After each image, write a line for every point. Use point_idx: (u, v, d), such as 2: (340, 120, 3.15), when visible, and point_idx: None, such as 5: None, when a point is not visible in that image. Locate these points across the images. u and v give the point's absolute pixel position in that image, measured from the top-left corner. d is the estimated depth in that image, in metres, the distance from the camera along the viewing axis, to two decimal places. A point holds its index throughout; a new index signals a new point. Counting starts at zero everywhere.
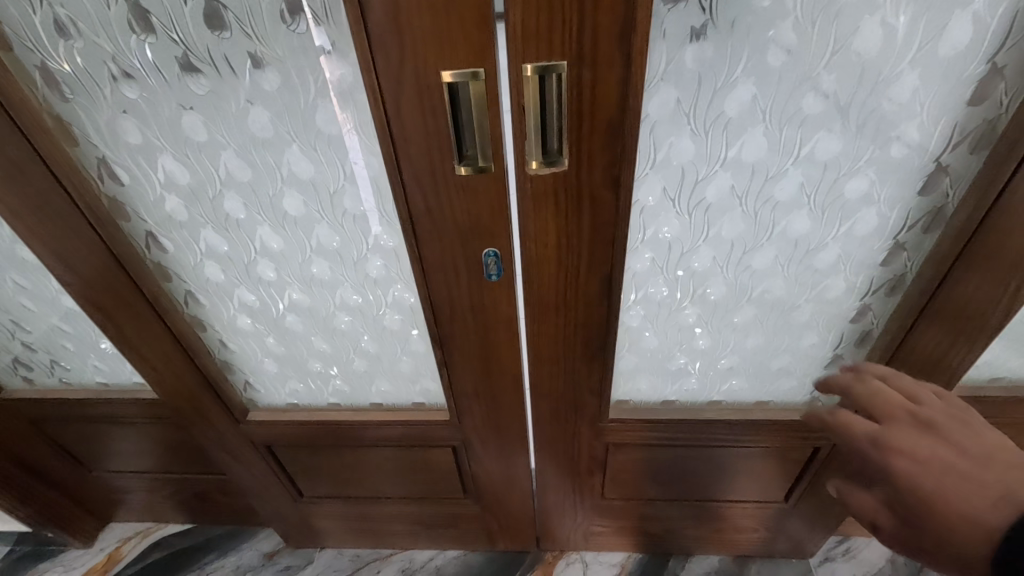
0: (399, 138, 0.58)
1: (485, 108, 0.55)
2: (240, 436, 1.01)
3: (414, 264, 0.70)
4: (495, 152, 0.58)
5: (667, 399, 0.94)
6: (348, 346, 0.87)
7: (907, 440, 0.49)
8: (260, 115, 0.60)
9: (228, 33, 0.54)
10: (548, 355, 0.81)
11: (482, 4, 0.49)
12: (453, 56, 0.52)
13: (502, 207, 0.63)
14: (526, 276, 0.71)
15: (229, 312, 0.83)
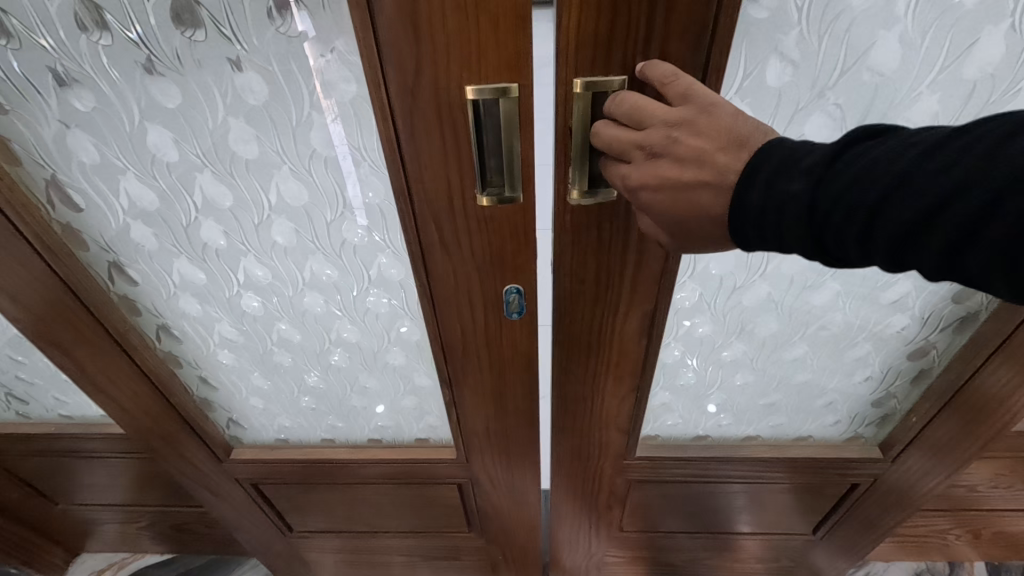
0: (411, 162, 0.49)
1: (517, 130, 0.46)
2: (223, 474, 0.91)
3: (422, 301, 0.62)
4: (524, 179, 0.49)
5: (699, 435, 0.86)
6: (344, 383, 0.78)
7: (659, 169, 0.40)
8: (242, 131, 0.50)
9: (200, 34, 0.44)
10: (574, 395, 0.73)
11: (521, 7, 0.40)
12: (480, 68, 0.43)
13: (530, 241, 0.55)
14: (557, 315, 0.62)
15: (208, 347, 0.73)
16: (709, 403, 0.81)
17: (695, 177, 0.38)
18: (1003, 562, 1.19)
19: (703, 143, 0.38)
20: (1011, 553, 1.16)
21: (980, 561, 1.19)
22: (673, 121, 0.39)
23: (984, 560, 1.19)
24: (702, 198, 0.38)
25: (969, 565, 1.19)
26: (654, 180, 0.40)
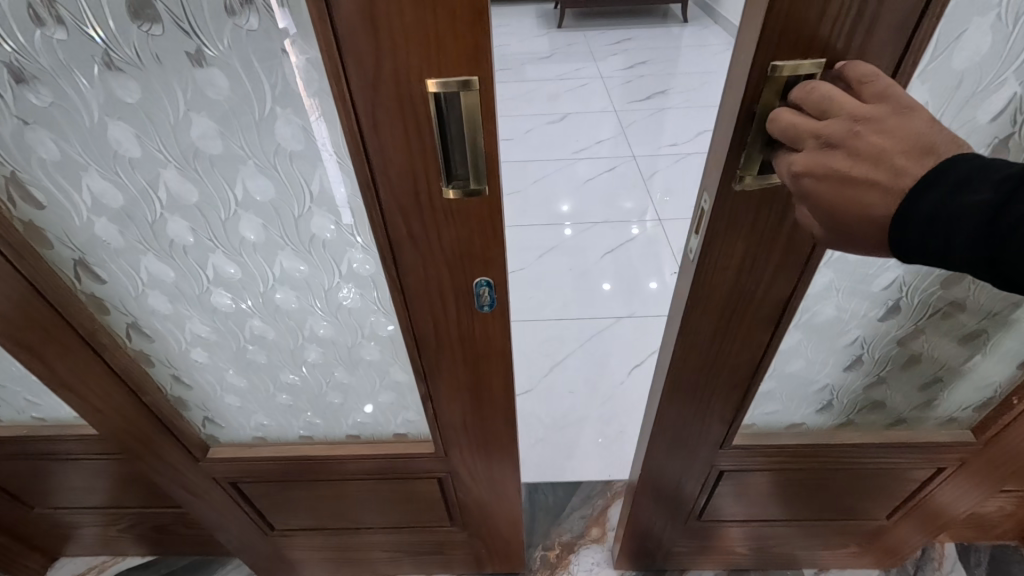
0: (376, 156, 0.49)
1: (478, 123, 0.46)
2: (199, 473, 0.91)
3: (395, 296, 0.62)
4: (488, 171, 0.50)
5: (795, 423, 0.88)
6: (321, 379, 0.78)
7: (830, 160, 0.40)
8: (205, 127, 0.50)
9: (159, 28, 0.44)
10: (690, 386, 0.74)
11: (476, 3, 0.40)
12: (442, 62, 0.43)
13: (498, 234, 0.55)
14: (689, 303, 0.63)
15: (180, 346, 0.73)
16: (812, 387, 0.82)
17: (865, 174, 0.38)
18: (972, 543, 1.23)
19: (885, 141, 0.38)
20: (981, 533, 1.20)
21: (950, 542, 1.23)
22: (858, 115, 0.39)
23: (955, 541, 1.22)
24: (867, 197, 0.38)
25: (940, 547, 1.23)
26: (817, 169, 0.41)
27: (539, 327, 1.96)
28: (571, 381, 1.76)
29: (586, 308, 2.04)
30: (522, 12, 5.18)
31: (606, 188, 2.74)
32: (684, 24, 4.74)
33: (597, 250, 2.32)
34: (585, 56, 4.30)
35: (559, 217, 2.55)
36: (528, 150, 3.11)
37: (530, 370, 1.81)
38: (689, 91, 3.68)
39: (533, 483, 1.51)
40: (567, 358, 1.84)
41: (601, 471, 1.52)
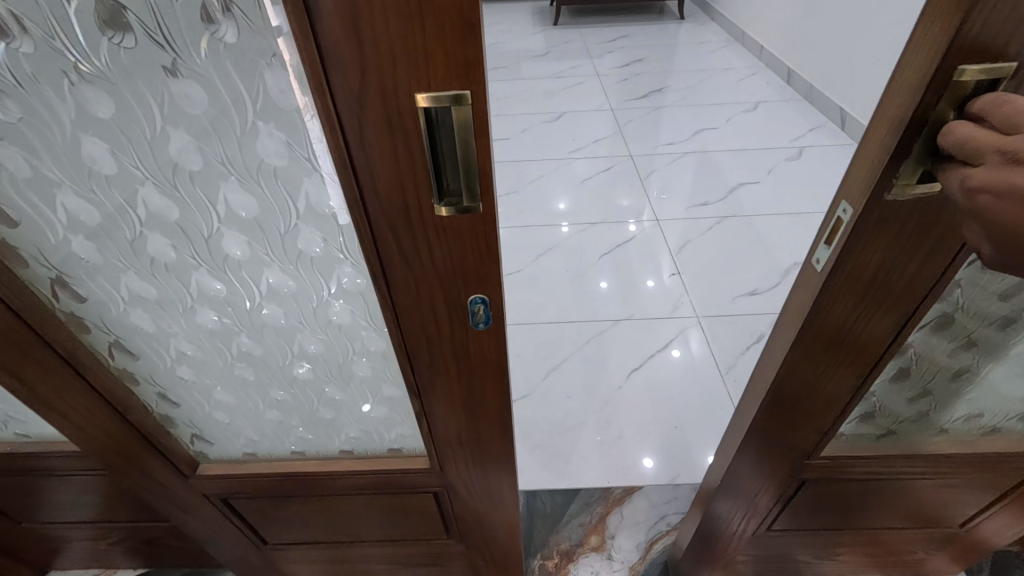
0: (364, 172, 0.47)
1: (469, 139, 0.44)
2: (190, 490, 0.89)
3: (387, 314, 0.60)
4: (482, 187, 0.47)
5: (884, 433, 0.84)
6: (310, 396, 0.76)
7: (1011, 175, 0.38)
8: (183, 143, 0.47)
9: (131, 39, 0.41)
10: (789, 398, 0.71)
11: (464, 12, 0.38)
12: (431, 74, 0.41)
13: (493, 250, 0.53)
14: (810, 315, 0.60)
15: (165, 363, 0.70)
16: (911, 397, 0.77)
17: None
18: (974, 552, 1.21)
19: None
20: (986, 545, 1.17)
21: None
22: None
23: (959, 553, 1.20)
24: None
25: None
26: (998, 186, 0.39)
27: (536, 330, 1.94)
28: (569, 387, 1.74)
29: (585, 309, 2.02)
30: (517, 10, 5.18)
31: (604, 188, 2.72)
32: (680, 21, 4.72)
33: (595, 251, 2.31)
34: (580, 53, 4.28)
35: (557, 216, 2.54)
36: (522, 149, 3.09)
37: (527, 374, 1.79)
38: (685, 88, 3.66)
39: (531, 490, 1.49)
40: (564, 362, 1.82)
41: (600, 478, 1.51)
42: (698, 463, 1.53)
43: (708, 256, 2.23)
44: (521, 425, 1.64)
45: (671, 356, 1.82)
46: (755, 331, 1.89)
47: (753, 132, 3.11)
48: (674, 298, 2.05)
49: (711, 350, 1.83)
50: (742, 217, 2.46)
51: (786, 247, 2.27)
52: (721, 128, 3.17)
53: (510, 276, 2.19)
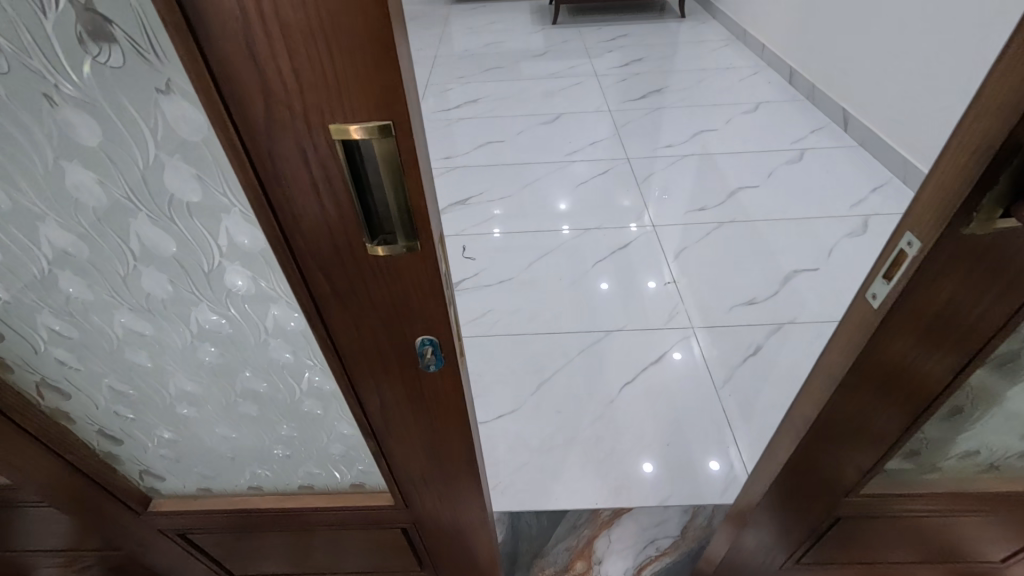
0: (284, 210, 0.42)
1: (398, 170, 0.39)
2: (146, 525, 0.84)
3: (329, 356, 0.55)
4: (417, 223, 0.42)
5: (932, 468, 0.78)
6: (263, 433, 0.71)
7: None
8: (83, 178, 0.43)
9: (4, 65, 0.36)
10: (832, 432, 0.68)
11: (373, 32, 0.32)
12: (344, 102, 0.35)
13: (438, 290, 0.48)
14: (863, 350, 0.57)
15: (102, 403, 0.66)
16: (962, 434, 0.71)
17: None
18: None
19: None
20: None
21: None
22: None
23: None
24: None
25: None
26: None
27: (526, 340, 1.89)
28: (558, 400, 1.69)
29: (576, 318, 1.96)
30: (516, 11, 5.14)
31: (599, 191, 2.66)
32: (680, 19, 4.66)
33: (589, 257, 2.26)
34: (579, 52, 4.24)
35: (551, 221, 2.49)
36: (517, 152, 3.04)
37: (516, 387, 1.74)
38: (684, 88, 3.59)
39: (515, 511, 1.44)
40: (554, 375, 1.77)
41: (587, 499, 1.45)
42: (690, 483, 1.47)
43: (705, 262, 2.18)
44: (509, 442, 1.59)
45: (664, 369, 1.76)
46: (752, 342, 1.84)
47: (753, 134, 3.04)
48: (668, 307, 1.99)
49: (705, 363, 1.77)
50: (741, 221, 2.39)
51: (785, 253, 2.20)
52: (720, 129, 3.11)
53: (500, 283, 2.14)
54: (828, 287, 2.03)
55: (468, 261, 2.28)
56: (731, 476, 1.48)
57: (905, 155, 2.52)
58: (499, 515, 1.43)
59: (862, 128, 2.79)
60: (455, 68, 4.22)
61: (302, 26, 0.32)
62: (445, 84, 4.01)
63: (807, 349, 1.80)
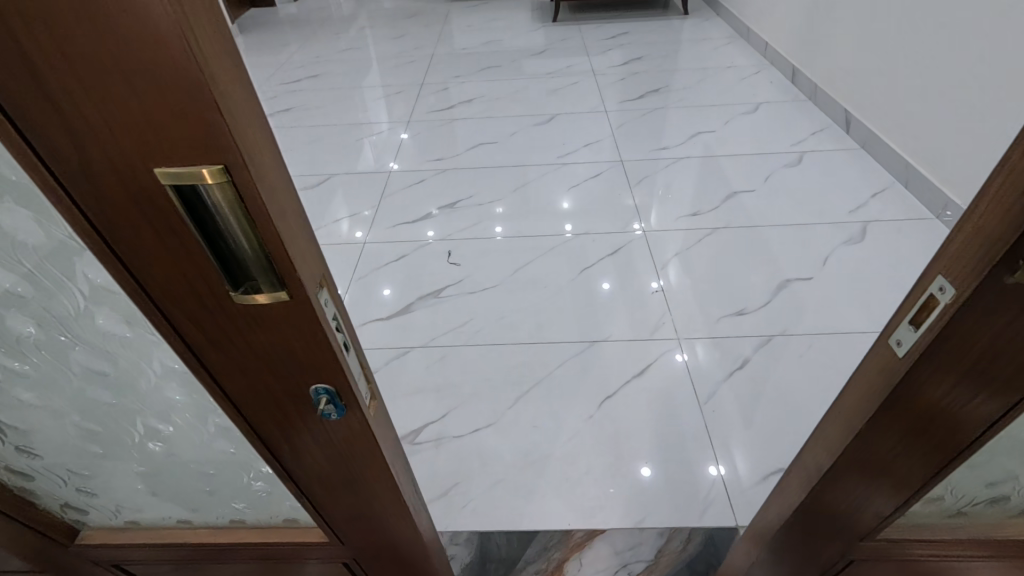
0: (130, 260, 0.38)
1: (248, 215, 0.35)
2: (108, 554, 0.82)
3: (221, 401, 0.51)
4: (281, 271, 0.38)
5: (955, 513, 0.69)
6: (239, 469, 0.68)
7: None
8: (21, 217, 0.39)
9: None
10: (861, 470, 0.62)
11: (180, 67, 0.28)
12: (163, 144, 0.31)
13: (322, 337, 0.44)
14: (895, 388, 0.52)
15: (69, 439, 0.63)
16: (990, 483, 0.62)
17: None
18: None
19: None
20: None
21: None
22: None
23: None
24: None
25: None
26: None
27: (513, 350, 1.85)
28: (536, 414, 1.65)
29: (564, 327, 1.93)
30: (518, 9, 5.11)
31: (592, 195, 2.62)
32: (684, 16, 4.59)
33: (584, 261, 2.22)
34: (580, 51, 4.19)
35: (545, 225, 2.46)
36: (510, 155, 3.01)
37: (493, 400, 1.70)
38: (684, 88, 3.54)
39: (484, 532, 1.40)
40: (543, 385, 1.73)
41: (561, 519, 1.41)
42: (669, 504, 1.43)
43: (702, 268, 2.14)
44: (483, 458, 1.55)
45: (653, 379, 1.72)
46: (739, 354, 1.78)
47: (752, 135, 2.98)
48: (657, 316, 1.94)
49: (689, 376, 1.72)
50: (736, 227, 2.34)
51: (781, 260, 2.15)
52: (720, 130, 3.06)
53: (486, 291, 2.11)
54: (822, 297, 1.97)
55: (455, 267, 2.25)
56: (711, 498, 1.43)
57: (908, 159, 2.45)
58: (468, 535, 1.40)
59: (865, 131, 2.72)
60: (454, 67, 4.18)
61: (95, 63, 0.28)
62: (444, 82, 3.98)
63: (802, 362, 1.74)
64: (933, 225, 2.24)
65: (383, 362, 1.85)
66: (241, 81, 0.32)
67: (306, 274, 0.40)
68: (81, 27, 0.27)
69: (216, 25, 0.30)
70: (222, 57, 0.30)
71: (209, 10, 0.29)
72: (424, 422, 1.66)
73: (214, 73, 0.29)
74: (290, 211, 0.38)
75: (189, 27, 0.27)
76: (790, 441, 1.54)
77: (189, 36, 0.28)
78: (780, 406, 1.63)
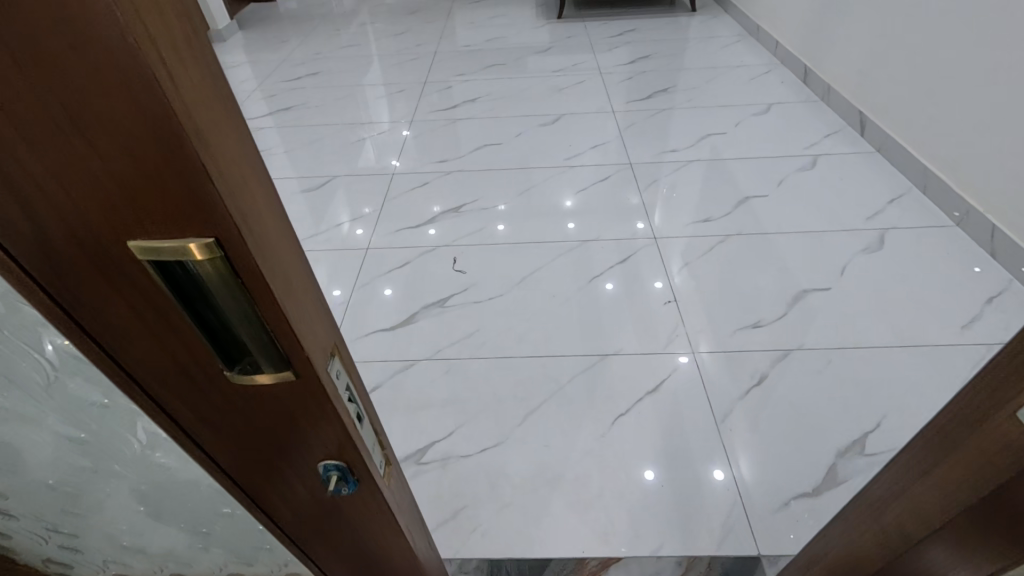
0: (106, 335, 0.33)
1: (244, 291, 0.30)
2: None
3: (217, 474, 0.46)
4: (286, 348, 0.33)
5: None
6: (238, 528, 0.63)
7: None
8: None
9: None
10: (955, 549, 0.52)
11: (154, 122, 0.24)
12: (135, 214, 0.27)
13: (333, 413, 0.39)
14: (1019, 472, 0.43)
15: (73, 472, 0.61)
16: None
17: None
18: None
19: None
20: None
21: None
22: None
23: None
24: None
25: None
26: None
27: (521, 363, 1.79)
28: (545, 432, 1.59)
29: (573, 340, 1.86)
30: (523, 6, 5.03)
31: (600, 200, 2.55)
32: (692, 13, 4.51)
33: (593, 269, 2.16)
34: (586, 48, 4.11)
35: (553, 230, 2.39)
36: (515, 157, 2.94)
37: (500, 417, 1.64)
38: (693, 88, 3.46)
39: (495, 559, 1.35)
40: (552, 400, 1.67)
41: (574, 545, 1.35)
42: (686, 530, 1.37)
43: (714, 277, 2.07)
44: (491, 480, 1.49)
45: (666, 396, 1.66)
46: (755, 370, 1.72)
47: (763, 137, 2.91)
48: (669, 327, 1.88)
49: (704, 390, 1.67)
50: (749, 234, 2.27)
51: (796, 269, 2.08)
52: (730, 132, 2.99)
53: (491, 300, 2.05)
54: (840, 308, 1.90)
55: (459, 275, 2.18)
56: (730, 525, 1.37)
57: (925, 163, 2.38)
58: (478, 562, 1.34)
59: (880, 134, 2.64)
60: (457, 65, 4.10)
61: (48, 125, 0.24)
62: (447, 80, 3.90)
63: (821, 378, 1.68)
64: (953, 233, 2.17)
65: (387, 375, 1.79)
66: (234, 135, 0.28)
67: (316, 347, 0.35)
68: (37, 85, 0.23)
69: (203, 71, 0.26)
70: (208, 108, 0.26)
71: (194, 59, 0.25)
72: (430, 439, 1.60)
73: (200, 127, 0.25)
74: (296, 279, 0.33)
75: (169, 77, 0.24)
76: (810, 464, 1.48)
77: (168, 86, 0.24)
78: (799, 426, 1.57)
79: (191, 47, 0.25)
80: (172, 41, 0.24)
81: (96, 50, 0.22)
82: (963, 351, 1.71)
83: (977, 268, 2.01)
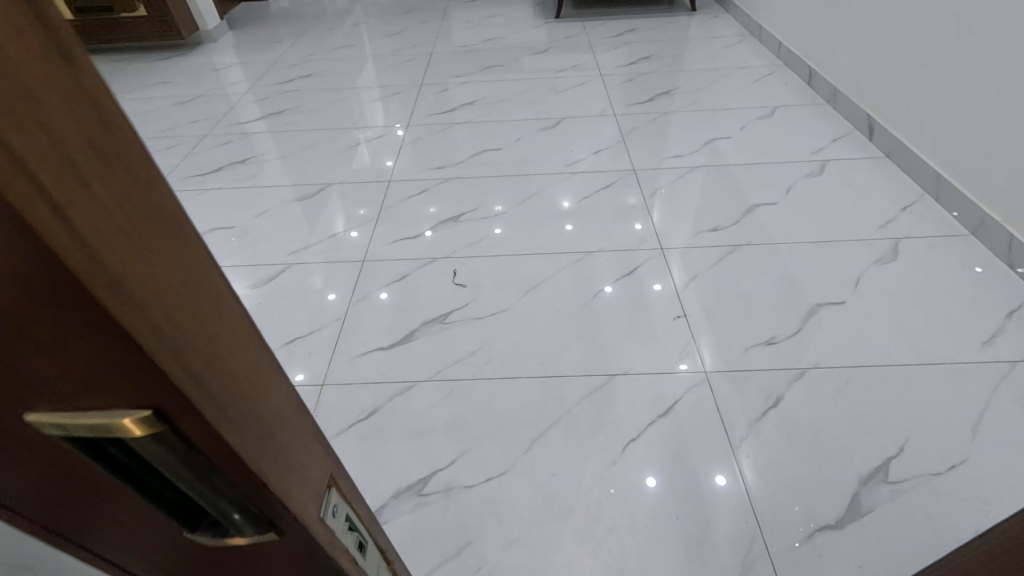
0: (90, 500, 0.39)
1: (217, 465, 0.37)
2: None
3: None
4: (265, 505, 0.41)
5: None
6: None
7: None
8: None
9: None
10: None
11: (120, 341, 0.29)
12: (101, 408, 0.32)
13: (317, 553, 0.46)
14: None
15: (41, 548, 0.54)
16: None
17: None
18: None
19: None
20: None
21: None
22: None
23: None
24: None
25: None
26: None
27: (526, 385, 1.71)
28: (553, 460, 1.51)
29: (580, 358, 1.78)
30: (519, 5, 4.93)
31: (605, 208, 2.47)
32: (692, 12, 4.43)
33: (599, 282, 2.08)
34: (584, 49, 4.03)
35: (555, 240, 2.31)
36: (516, 163, 2.86)
37: (505, 443, 1.56)
38: (695, 90, 3.38)
39: None
40: (559, 425, 1.60)
41: None
42: (704, 567, 1.30)
43: (723, 290, 2.00)
44: (497, 513, 1.41)
45: (679, 419, 1.59)
46: (771, 391, 1.65)
47: (769, 142, 2.84)
48: (679, 344, 1.81)
49: (718, 413, 1.60)
50: (758, 244, 2.20)
51: (809, 281, 2.01)
52: (735, 136, 2.91)
53: (493, 316, 1.96)
54: (857, 324, 1.83)
55: (460, 289, 2.10)
56: (750, 561, 1.30)
57: (937, 169, 2.31)
58: None
59: (890, 139, 2.58)
60: (454, 67, 4.01)
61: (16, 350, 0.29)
62: (443, 82, 3.81)
63: (840, 400, 1.61)
64: (968, 243, 2.11)
65: (386, 398, 1.71)
66: (188, 307, 0.33)
67: (290, 498, 0.43)
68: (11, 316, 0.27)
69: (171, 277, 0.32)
70: (161, 297, 0.31)
71: (156, 270, 0.30)
72: (432, 468, 1.52)
73: (155, 319, 0.30)
74: (263, 445, 0.40)
75: (136, 300, 0.29)
76: (832, 492, 1.41)
77: (129, 299, 0.28)
78: (819, 452, 1.49)
79: (154, 259, 0.30)
80: (130, 253, 0.29)
81: (70, 294, 0.26)
82: (986, 368, 1.65)
83: (978, 268, 2.00)
